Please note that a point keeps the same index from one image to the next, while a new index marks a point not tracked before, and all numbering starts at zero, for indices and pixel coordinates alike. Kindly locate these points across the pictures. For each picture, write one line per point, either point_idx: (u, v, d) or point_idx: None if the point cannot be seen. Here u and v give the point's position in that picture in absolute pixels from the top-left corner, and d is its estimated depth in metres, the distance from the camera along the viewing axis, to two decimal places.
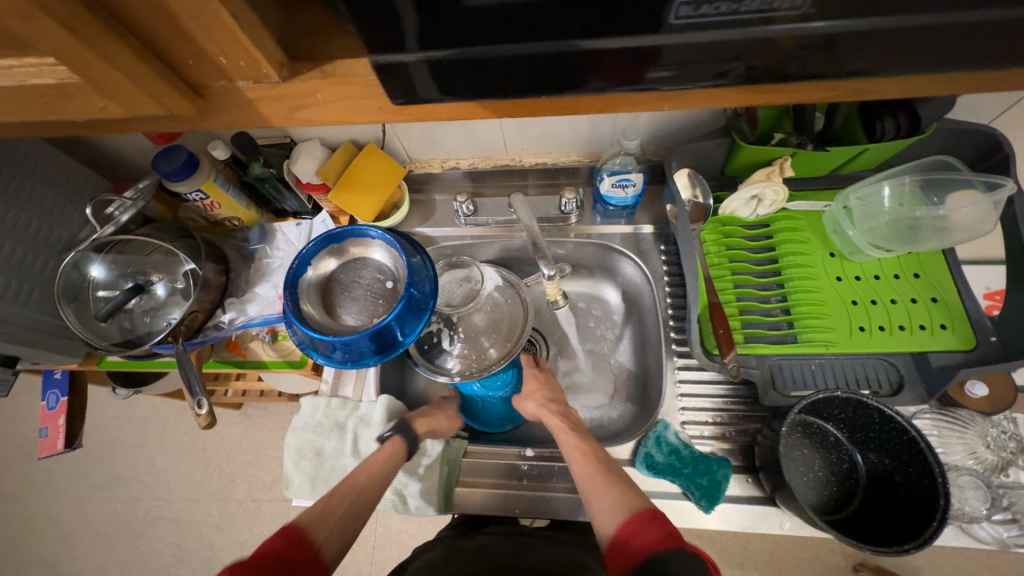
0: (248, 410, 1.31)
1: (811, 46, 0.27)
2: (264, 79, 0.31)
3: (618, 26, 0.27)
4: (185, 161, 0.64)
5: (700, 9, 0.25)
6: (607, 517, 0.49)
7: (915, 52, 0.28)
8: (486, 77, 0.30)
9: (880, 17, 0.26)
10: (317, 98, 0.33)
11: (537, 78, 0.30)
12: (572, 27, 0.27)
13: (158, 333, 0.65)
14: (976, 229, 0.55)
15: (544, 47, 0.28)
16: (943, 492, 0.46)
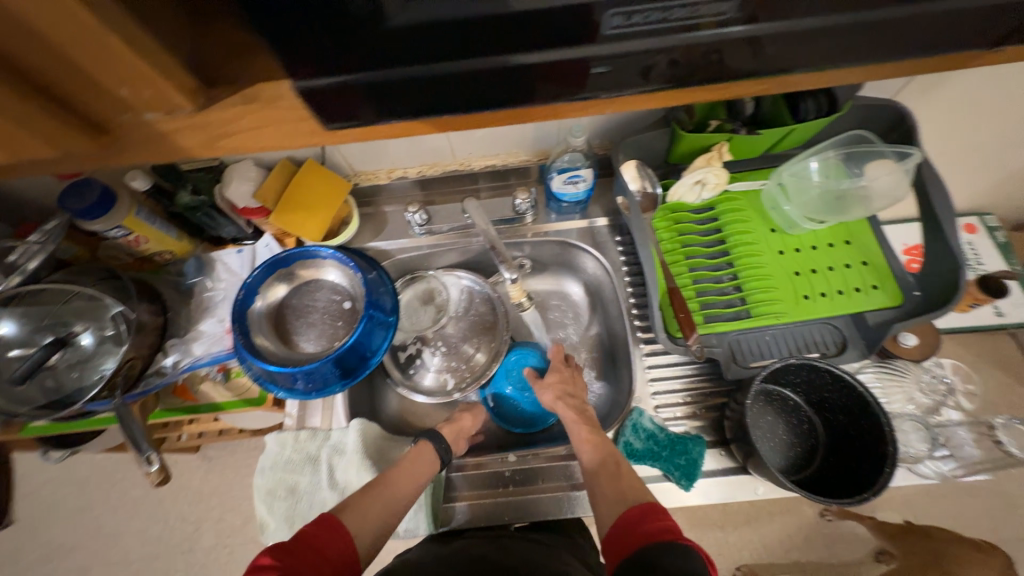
0: (206, 452, 1.22)
1: (728, 48, 0.29)
2: (176, 109, 0.29)
3: (544, 38, 0.27)
4: (99, 196, 0.58)
5: (630, 19, 0.27)
6: (611, 502, 0.51)
7: (818, 51, 0.30)
8: (420, 94, 0.29)
9: (781, 21, 0.28)
10: (242, 125, 0.31)
11: (471, 93, 0.30)
12: (501, 43, 0.27)
13: (89, 388, 0.58)
14: (892, 195, 0.60)
15: (472, 63, 0.28)
16: (890, 440, 0.50)
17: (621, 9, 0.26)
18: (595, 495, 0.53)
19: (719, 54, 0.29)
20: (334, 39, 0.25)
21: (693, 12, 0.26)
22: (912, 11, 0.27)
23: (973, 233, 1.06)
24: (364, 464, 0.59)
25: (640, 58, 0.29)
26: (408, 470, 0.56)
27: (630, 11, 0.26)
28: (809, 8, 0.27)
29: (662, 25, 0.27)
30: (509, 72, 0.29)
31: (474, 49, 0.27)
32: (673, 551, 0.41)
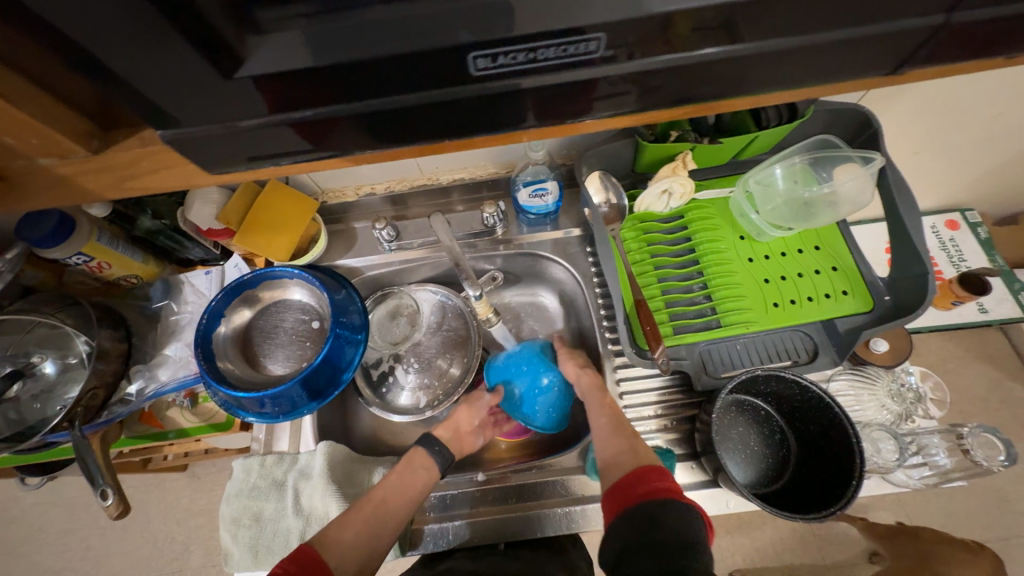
0: (193, 470, 1.21)
1: (628, 84, 0.29)
2: (72, 153, 0.29)
3: (424, 80, 0.27)
4: (54, 225, 0.56)
5: (497, 60, 0.26)
6: (618, 457, 0.52)
7: (733, 78, 0.29)
8: (322, 131, 0.29)
9: (678, 57, 0.28)
10: (144, 167, 0.31)
11: (379, 131, 0.30)
12: (379, 87, 0.27)
13: (50, 419, 0.57)
14: (858, 200, 0.60)
15: (363, 107, 0.28)
16: (857, 450, 0.49)
17: (483, 52, 0.26)
18: (606, 449, 0.54)
19: (618, 90, 0.29)
20: (208, 88, 0.25)
21: (563, 52, 0.26)
22: (820, 40, 0.27)
23: (956, 230, 1.04)
24: (329, 488, 0.57)
25: (530, 97, 0.29)
26: (400, 479, 0.56)
27: (496, 52, 0.26)
28: (701, 43, 0.27)
29: (536, 65, 0.27)
30: (399, 113, 0.29)
31: (364, 94, 0.27)
32: (677, 521, 0.44)
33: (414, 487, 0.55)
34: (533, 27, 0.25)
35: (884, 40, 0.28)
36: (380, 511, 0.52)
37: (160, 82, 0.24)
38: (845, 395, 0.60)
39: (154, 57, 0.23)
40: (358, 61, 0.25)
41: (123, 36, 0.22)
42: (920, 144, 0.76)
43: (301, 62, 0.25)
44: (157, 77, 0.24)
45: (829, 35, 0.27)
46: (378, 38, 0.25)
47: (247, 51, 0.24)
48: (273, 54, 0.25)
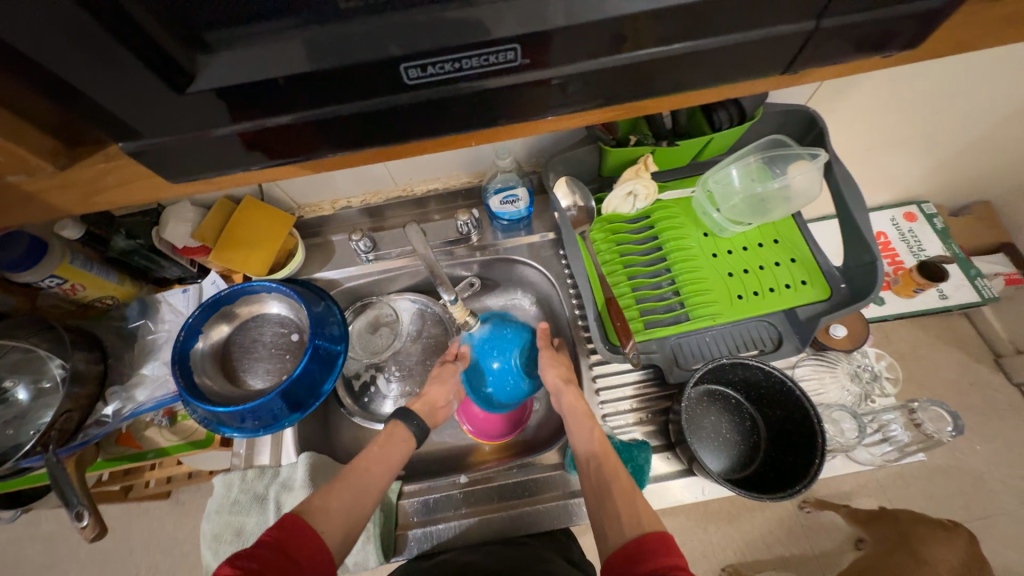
0: (178, 496, 1.19)
1: (584, 82, 0.27)
2: (39, 171, 0.30)
3: (361, 90, 0.26)
4: (27, 247, 0.57)
5: (427, 70, 0.25)
6: (614, 525, 0.46)
7: (697, 73, 0.28)
8: (272, 143, 0.29)
9: (636, 54, 0.26)
10: (111, 181, 0.32)
11: (323, 137, 0.29)
12: (316, 97, 0.26)
13: (24, 443, 0.56)
14: (809, 193, 0.63)
15: (303, 121, 0.28)
16: (819, 430, 0.52)
17: (413, 63, 0.25)
18: (604, 510, 0.48)
19: (578, 92, 0.28)
20: (157, 108, 0.25)
21: (486, 62, 0.25)
22: (789, 32, 0.26)
23: (914, 222, 1.09)
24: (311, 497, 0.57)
25: (469, 104, 0.28)
26: (382, 451, 0.55)
27: (424, 62, 0.25)
28: (663, 40, 0.26)
29: (463, 75, 0.26)
30: (342, 120, 0.28)
31: (305, 104, 0.27)
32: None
33: (392, 461, 0.55)
34: (464, 37, 0.24)
35: (852, 31, 0.26)
36: (360, 475, 0.53)
37: (116, 104, 0.25)
38: (810, 379, 0.63)
39: (101, 80, 0.23)
40: (298, 75, 0.25)
41: (71, 59, 0.22)
42: (871, 140, 0.80)
43: (241, 77, 0.25)
44: (105, 100, 0.24)
45: (794, 27, 0.26)
46: (318, 50, 0.24)
47: (197, 70, 0.25)
48: (219, 72, 0.25)
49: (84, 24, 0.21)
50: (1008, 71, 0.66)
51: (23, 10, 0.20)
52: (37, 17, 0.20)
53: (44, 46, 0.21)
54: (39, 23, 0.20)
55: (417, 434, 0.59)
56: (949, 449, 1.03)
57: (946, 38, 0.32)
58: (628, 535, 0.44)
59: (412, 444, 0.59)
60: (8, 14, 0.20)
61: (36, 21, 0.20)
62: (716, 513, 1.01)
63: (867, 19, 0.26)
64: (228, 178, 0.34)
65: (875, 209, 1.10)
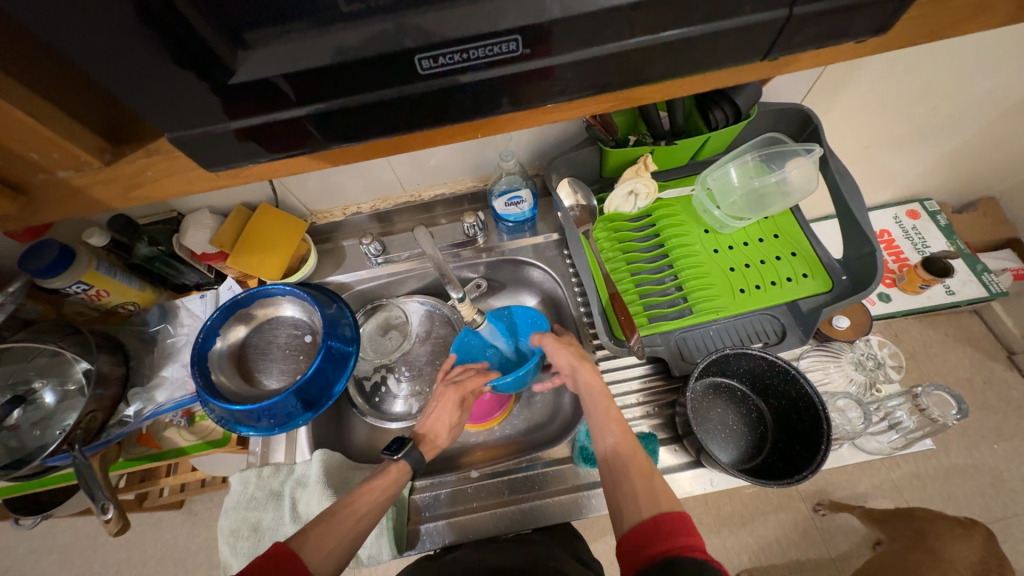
0: (192, 505, 1.20)
1: (586, 68, 0.29)
2: (86, 166, 0.33)
3: (380, 83, 0.28)
4: (57, 254, 0.59)
5: (438, 60, 0.27)
6: (630, 502, 0.46)
7: (692, 57, 0.30)
8: (296, 135, 0.30)
9: (635, 40, 0.28)
10: (148, 175, 0.34)
11: (348, 126, 0.30)
12: (337, 89, 0.28)
13: (50, 443, 0.58)
14: (806, 187, 0.65)
15: (318, 114, 0.29)
16: (825, 417, 0.53)
17: (426, 53, 0.27)
18: (620, 491, 0.48)
19: (580, 78, 0.30)
20: (189, 106, 0.27)
21: (490, 52, 0.27)
22: (780, 16, 0.28)
23: (916, 219, 1.10)
24: (324, 493, 0.59)
25: (474, 93, 0.29)
26: (384, 494, 0.54)
27: (435, 53, 0.27)
28: (658, 26, 0.28)
29: (471, 65, 0.28)
30: (361, 111, 0.29)
31: (318, 99, 0.28)
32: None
33: (380, 500, 0.54)
34: (472, 28, 0.26)
35: (836, 16, 0.28)
36: (358, 517, 0.51)
37: (149, 103, 0.26)
38: (815, 369, 0.64)
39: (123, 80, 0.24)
40: (320, 69, 0.26)
41: (100, 62, 0.23)
42: (867, 136, 0.81)
43: (268, 73, 0.26)
44: (133, 102, 0.26)
45: (783, 11, 0.27)
46: (340, 44, 0.26)
47: (237, 64, 0.26)
48: (243, 69, 0.26)
49: (114, 31, 0.22)
50: (1001, 64, 0.67)
51: (68, 10, 0.21)
52: (79, 21, 0.22)
53: (86, 49, 0.23)
54: (84, 25, 0.22)
55: (417, 463, 0.58)
56: (964, 447, 1.01)
57: (929, 25, 0.34)
58: (644, 513, 0.44)
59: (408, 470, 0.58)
60: (50, 16, 0.21)
61: (74, 28, 0.22)
62: (729, 516, 1.00)
63: (848, 5, 0.28)
64: (251, 174, 0.36)
65: (878, 207, 1.11)
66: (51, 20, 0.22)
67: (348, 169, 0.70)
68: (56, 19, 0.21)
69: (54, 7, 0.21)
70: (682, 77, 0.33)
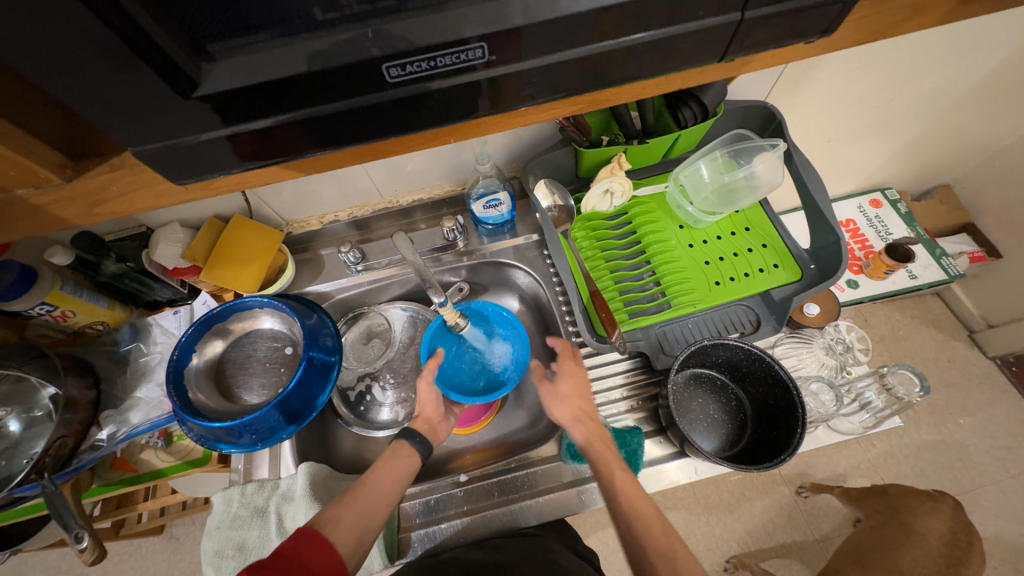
0: (172, 530, 1.16)
1: (553, 72, 0.30)
2: (47, 183, 0.31)
3: (350, 90, 0.28)
4: (18, 275, 0.57)
5: (407, 68, 0.27)
6: None
7: (651, 59, 0.31)
8: (266, 145, 0.30)
9: (598, 45, 0.29)
10: (114, 190, 0.33)
11: (321, 135, 0.30)
12: (306, 99, 0.28)
13: (17, 473, 0.55)
14: (773, 180, 0.67)
15: (287, 122, 0.29)
16: (800, 401, 0.55)
17: (394, 62, 0.27)
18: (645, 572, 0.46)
19: (546, 81, 0.31)
20: (156, 116, 0.26)
21: (457, 59, 0.27)
22: (734, 19, 0.29)
23: (879, 208, 1.15)
24: (311, 506, 0.58)
25: (444, 98, 0.30)
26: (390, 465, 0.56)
27: (404, 61, 0.27)
28: (618, 32, 0.28)
29: (441, 71, 0.28)
30: (331, 119, 0.29)
31: (286, 109, 0.28)
32: None
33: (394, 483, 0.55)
34: (440, 34, 0.26)
35: (788, 18, 0.30)
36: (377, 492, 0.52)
37: (113, 116, 0.25)
38: (789, 356, 0.67)
39: (83, 93, 0.24)
40: (288, 79, 0.26)
41: (57, 74, 0.23)
42: (828, 130, 0.85)
43: (237, 82, 0.26)
44: (95, 117, 0.25)
45: (738, 14, 0.29)
46: (308, 53, 0.26)
47: (202, 75, 0.25)
48: (209, 80, 0.26)
49: (72, 42, 0.22)
50: (946, 59, 0.71)
51: (23, 23, 0.21)
52: (34, 33, 0.21)
53: (47, 61, 0.22)
54: (44, 38, 0.21)
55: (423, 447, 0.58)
56: (933, 424, 1.06)
57: (875, 24, 0.36)
58: None
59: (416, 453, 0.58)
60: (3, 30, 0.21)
61: (26, 37, 0.21)
62: (717, 504, 1.03)
63: (795, 7, 0.29)
64: (221, 186, 0.35)
65: (842, 198, 1.16)
66: (11, 34, 0.21)
67: (323, 177, 0.69)
68: (19, 32, 0.21)
69: (7, 20, 0.20)
70: (647, 79, 0.34)
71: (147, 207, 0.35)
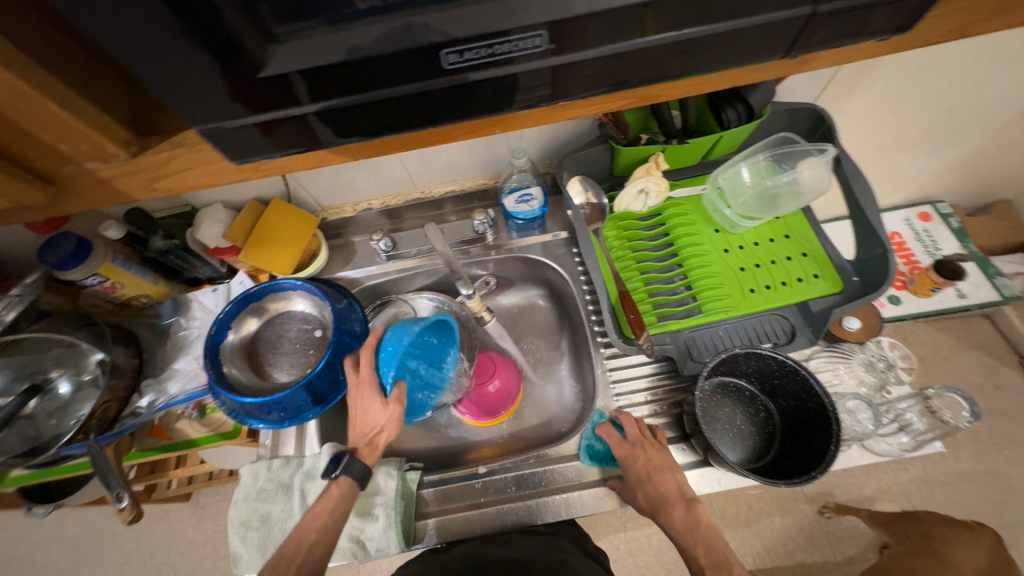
0: (199, 498, 1.22)
1: (607, 63, 0.30)
2: (114, 158, 0.33)
3: (407, 75, 0.28)
4: (75, 247, 0.60)
5: (464, 55, 0.27)
6: None
7: (709, 53, 0.30)
8: (321, 127, 0.31)
9: (655, 36, 0.28)
10: (173, 167, 0.34)
11: (371, 119, 0.31)
12: (364, 82, 0.28)
13: (65, 433, 0.59)
14: (818, 187, 0.65)
15: (343, 104, 0.29)
16: (835, 419, 0.53)
17: (453, 48, 0.27)
18: None
19: (601, 71, 0.30)
20: (220, 96, 0.27)
21: (515, 47, 0.27)
22: (803, 13, 0.28)
23: (928, 221, 1.08)
24: None
25: (498, 86, 0.30)
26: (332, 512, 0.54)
27: (463, 47, 0.27)
28: (679, 23, 0.28)
29: (496, 60, 0.28)
30: (386, 104, 0.30)
31: (344, 91, 0.28)
32: None
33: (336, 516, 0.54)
34: (496, 23, 0.26)
35: (860, 13, 0.28)
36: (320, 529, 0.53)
37: (184, 92, 0.26)
38: (825, 370, 0.65)
39: (159, 70, 0.25)
40: (348, 61, 0.27)
41: (137, 50, 0.24)
42: (880, 137, 0.80)
43: (300, 64, 0.26)
44: (167, 92, 0.26)
45: (808, 8, 0.27)
46: (365, 38, 0.26)
47: (267, 56, 0.26)
48: (275, 61, 0.26)
49: (153, 18, 0.22)
50: (1020, 64, 0.66)
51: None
52: (120, 7, 0.22)
53: (122, 40, 0.23)
54: (121, 17, 0.22)
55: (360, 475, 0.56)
56: (975, 453, 1.01)
57: (959, 20, 0.33)
58: None
59: (353, 484, 0.56)
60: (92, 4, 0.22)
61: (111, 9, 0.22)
62: (735, 518, 1.00)
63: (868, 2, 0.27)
64: (272, 167, 0.36)
65: (888, 209, 1.10)
66: (93, 12, 0.22)
67: (359, 166, 0.70)
68: (104, 11, 0.22)
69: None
70: (702, 74, 0.33)
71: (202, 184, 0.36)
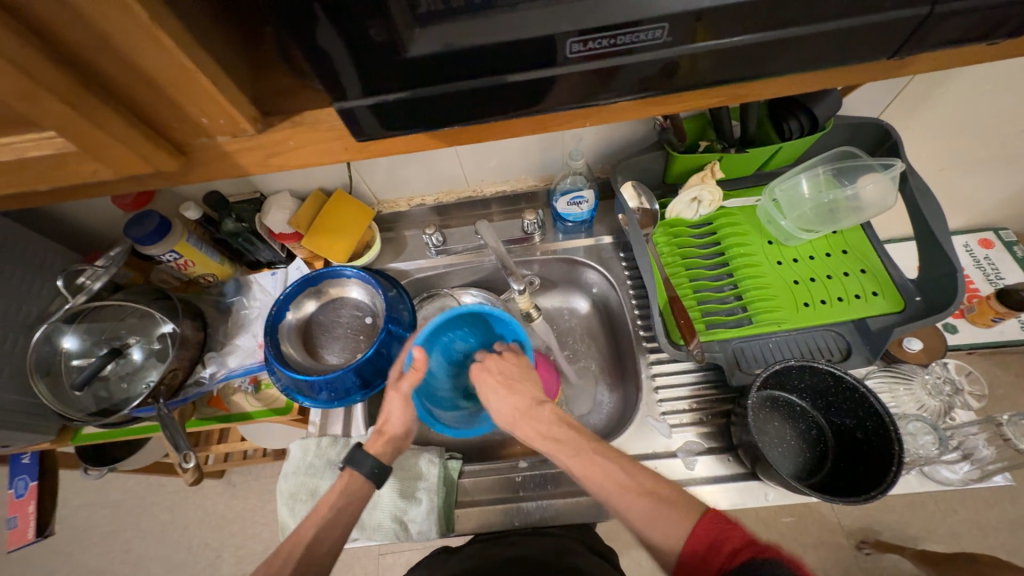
0: (231, 477, 1.26)
1: (716, 58, 0.31)
2: (242, 133, 0.35)
3: (531, 61, 0.30)
4: (158, 224, 0.65)
5: (587, 44, 0.29)
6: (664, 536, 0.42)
7: (814, 48, 0.31)
8: (433, 110, 0.33)
9: (769, 31, 0.29)
10: (289, 145, 0.36)
11: (483, 106, 0.33)
12: (491, 65, 0.30)
13: (135, 396, 0.64)
14: (882, 203, 0.63)
15: (460, 87, 0.31)
16: (897, 438, 0.51)
17: (578, 37, 0.29)
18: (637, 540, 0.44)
19: (711, 64, 0.31)
20: (359, 75, 0.29)
21: (637, 38, 0.29)
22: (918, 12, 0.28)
23: (990, 248, 1.03)
24: None
25: (609, 75, 0.32)
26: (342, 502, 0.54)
27: (586, 36, 0.29)
28: (792, 19, 0.29)
29: (616, 50, 0.30)
30: (499, 91, 0.32)
31: (464, 74, 0.30)
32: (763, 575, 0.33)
33: (342, 510, 0.53)
34: (626, 15, 0.28)
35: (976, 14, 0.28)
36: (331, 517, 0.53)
37: (329, 70, 0.29)
38: (882, 391, 0.63)
39: (316, 48, 0.27)
40: (480, 45, 0.29)
41: (306, 31, 0.26)
42: (947, 155, 0.78)
43: (436, 47, 0.28)
44: (317, 70, 0.29)
45: (925, 8, 0.28)
46: (500, 25, 0.28)
47: (412, 38, 0.28)
48: (413, 44, 0.28)
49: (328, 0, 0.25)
50: None
51: None
52: None
53: (299, 19, 0.25)
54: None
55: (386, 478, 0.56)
56: None
57: None
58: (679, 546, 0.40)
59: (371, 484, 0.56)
60: None
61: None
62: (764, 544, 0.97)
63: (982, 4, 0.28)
64: (371, 151, 0.38)
65: None
66: None
67: (417, 162, 0.73)
68: None
69: None
70: (798, 73, 0.34)
71: (310, 163, 0.38)
